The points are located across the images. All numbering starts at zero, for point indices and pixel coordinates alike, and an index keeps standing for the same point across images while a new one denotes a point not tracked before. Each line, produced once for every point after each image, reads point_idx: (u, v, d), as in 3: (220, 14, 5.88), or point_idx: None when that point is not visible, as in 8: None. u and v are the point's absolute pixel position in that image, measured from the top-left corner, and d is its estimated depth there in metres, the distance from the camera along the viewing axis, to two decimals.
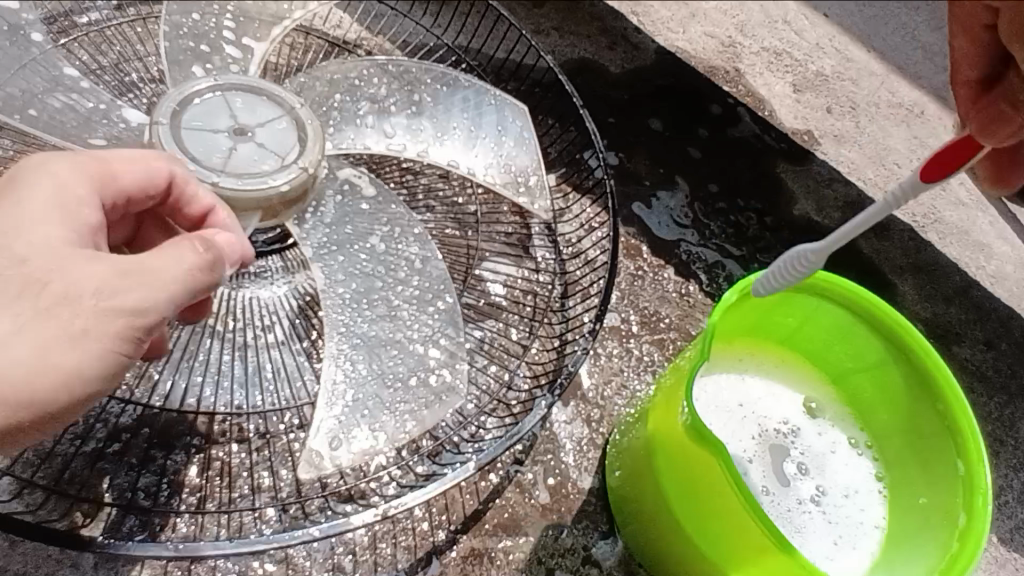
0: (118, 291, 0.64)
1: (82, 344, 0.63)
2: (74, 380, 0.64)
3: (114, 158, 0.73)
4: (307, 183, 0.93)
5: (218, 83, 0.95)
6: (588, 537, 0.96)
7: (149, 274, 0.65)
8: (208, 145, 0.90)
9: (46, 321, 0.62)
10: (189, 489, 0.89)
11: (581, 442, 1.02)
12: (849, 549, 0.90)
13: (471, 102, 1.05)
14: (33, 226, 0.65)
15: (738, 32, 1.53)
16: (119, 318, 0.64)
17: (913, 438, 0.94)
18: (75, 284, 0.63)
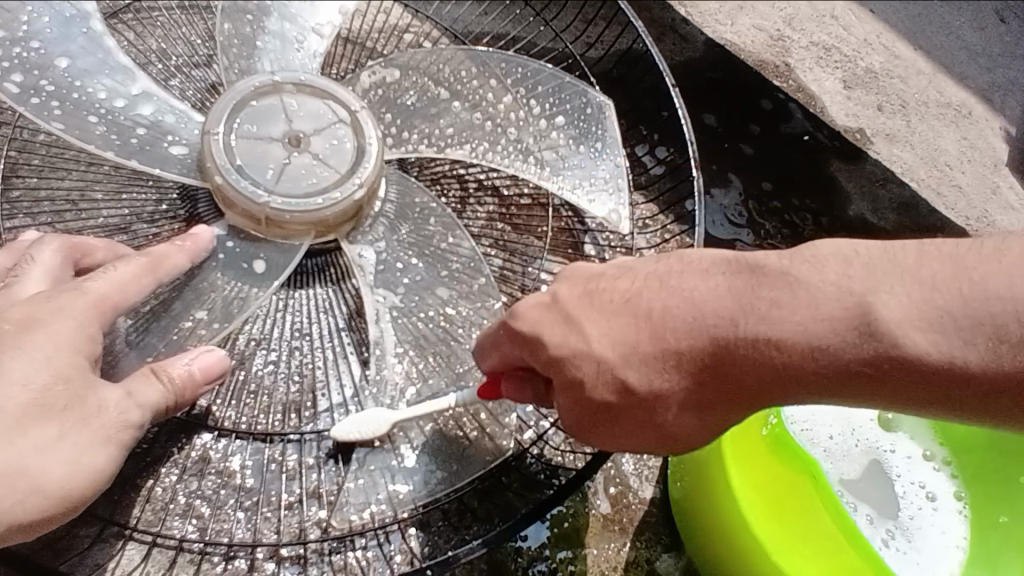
0: (132, 406, 0.71)
1: (105, 448, 0.68)
2: (96, 484, 0.68)
3: (103, 284, 0.73)
4: (362, 201, 0.90)
5: (277, 83, 0.92)
6: (652, 550, 0.92)
7: (115, 422, 0.69)
8: (264, 159, 0.89)
9: (81, 430, 0.67)
10: (243, 492, 0.85)
11: (642, 449, 0.97)
12: (922, 568, 0.87)
13: (548, 88, 0.98)
14: (68, 356, 0.68)
15: (787, 25, 1.41)
16: (130, 431, 0.71)
17: (990, 452, 0.89)
18: (75, 420, 0.67)
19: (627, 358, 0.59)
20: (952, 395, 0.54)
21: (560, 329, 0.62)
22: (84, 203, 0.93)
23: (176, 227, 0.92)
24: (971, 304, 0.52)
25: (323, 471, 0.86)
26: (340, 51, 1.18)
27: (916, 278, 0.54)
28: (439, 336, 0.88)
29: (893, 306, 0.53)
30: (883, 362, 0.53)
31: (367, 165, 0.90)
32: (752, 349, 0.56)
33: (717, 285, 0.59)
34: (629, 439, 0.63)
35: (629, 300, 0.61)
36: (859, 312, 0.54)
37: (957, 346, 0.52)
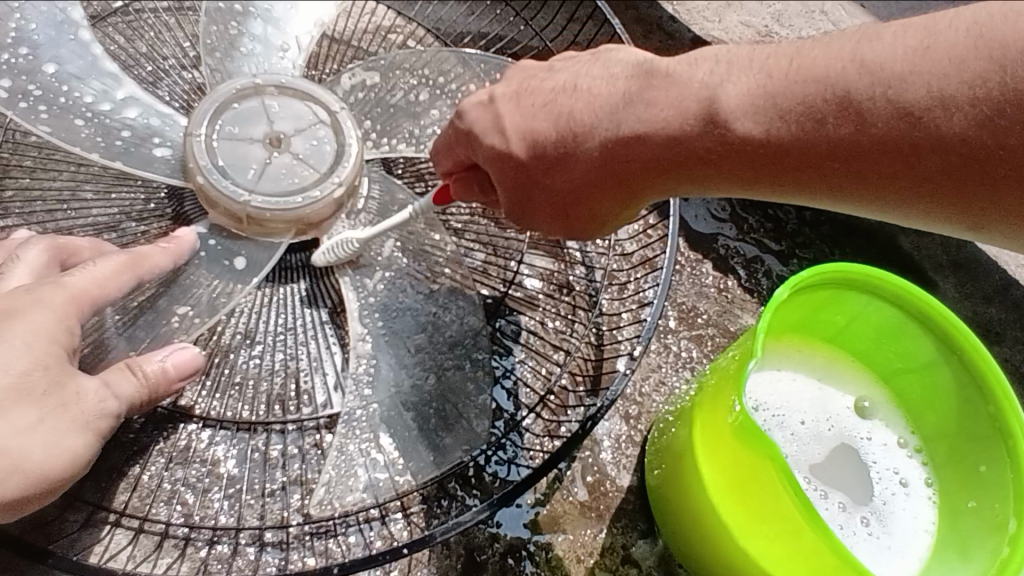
0: (109, 396, 0.75)
1: (82, 434, 0.72)
2: (74, 468, 0.71)
3: (82, 280, 0.77)
4: (340, 199, 0.93)
5: (258, 85, 0.95)
6: (627, 537, 0.95)
7: (90, 411, 0.72)
8: (246, 159, 0.92)
9: (58, 417, 0.70)
10: (227, 480, 0.88)
11: (620, 439, 1.00)
12: (897, 556, 0.88)
13: None
14: (46, 346, 0.72)
15: (775, 21, 1.43)
16: (106, 418, 0.74)
17: (959, 439, 0.91)
18: (50, 407, 0.70)
19: (534, 148, 0.65)
20: (779, 177, 0.59)
21: (484, 122, 0.69)
22: (75, 202, 0.96)
23: (162, 226, 0.97)
24: (793, 86, 0.57)
25: (306, 459, 0.90)
26: (329, 53, 1.21)
27: (758, 69, 0.59)
28: (416, 328, 0.90)
29: (734, 92, 0.59)
30: (722, 146, 0.59)
31: (346, 164, 0.93)
32: (625, 142, 0.62)
33: (616, 88, 0.64)
34: (546, 224, 0.72)
35: (550, 102, 0.66)
36: (705, 101, 0.59)
37: (773, 125, 0.57)
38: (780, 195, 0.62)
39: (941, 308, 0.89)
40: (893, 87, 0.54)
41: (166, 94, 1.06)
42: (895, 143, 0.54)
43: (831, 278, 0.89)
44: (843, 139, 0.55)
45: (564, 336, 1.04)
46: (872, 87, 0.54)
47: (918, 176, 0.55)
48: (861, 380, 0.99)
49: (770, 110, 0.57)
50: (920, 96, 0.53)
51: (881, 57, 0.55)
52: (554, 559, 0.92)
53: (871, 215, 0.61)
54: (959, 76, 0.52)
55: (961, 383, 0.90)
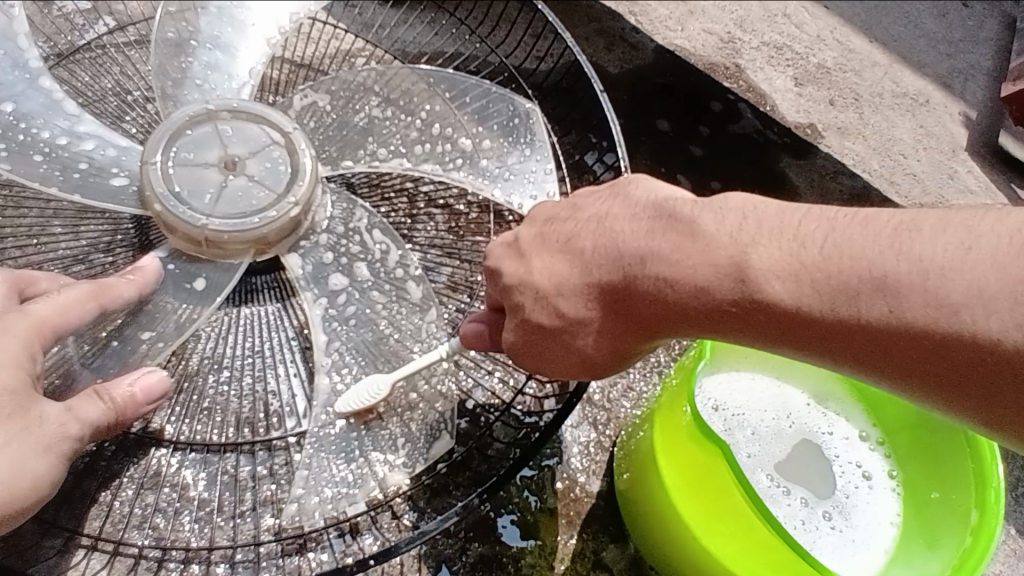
0: (71, 420, 0.77)
1: (46, 456, 0.75)
2: (41, 489, 0.75)
3: (47, 310, 0.81)
4: (298, 217, 0.95)
5: (210, 111, 0.97)
6: (598, 541, 0.96)
7: (50, 435, 0.75)
8: (202, 184, 0.94)
9: (22, 439, 0.74)
10: (198, 503, 0.89)
11: (588, 445, 1.02)
12: (862, 549, 0.90)
13: (478, 101, 1.03)
14: (13, 372, 0.75)
15: (738, 27, 1.47)
16: (68, 440, 0.77)
17: (919, 432, 0.93)
18: (15, 432, 0.73)
19: (560, 289, 0.67)
20: (794, 336, 0.59)
21: (510, 262, 0.72)
22: (44, 235, 0.99)
23: (132, 255, 1.00)
24: (826, 291, 0.57)
25: (277, 480, 0.91)
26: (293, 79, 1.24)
27: (793, 234, 0.59)
28: (383, 344, 0.92)
29: (766, 259, 0.58)
30: (747, 303, 0.59)
31: (301, 183, 0.96)
32: (650, 285, 0.62)
33: (639, 225, 0.65)
34: (552, 363, 0.71)
35: (569, 241, 0.68)
36: (738, 264, 0.59)
37: (809, 296, 0.57)
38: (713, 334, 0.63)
39: None
40: (933, 277, 0.54)
41: (133, 128, 1.10)
42: (892, 330, 0.55)
43: None
44: (877, 324, 0.55)
45: None
46: (889, 310, 0.55)
47: (942, 378, 0.55)
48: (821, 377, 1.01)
49: (838, 274, 0.57)
50: (948, 305, 0.53)
51: (918, 245, 0.55)
52: (525, 566, 0.93)
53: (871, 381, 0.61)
54: (968, 290, 0.53)
55: None
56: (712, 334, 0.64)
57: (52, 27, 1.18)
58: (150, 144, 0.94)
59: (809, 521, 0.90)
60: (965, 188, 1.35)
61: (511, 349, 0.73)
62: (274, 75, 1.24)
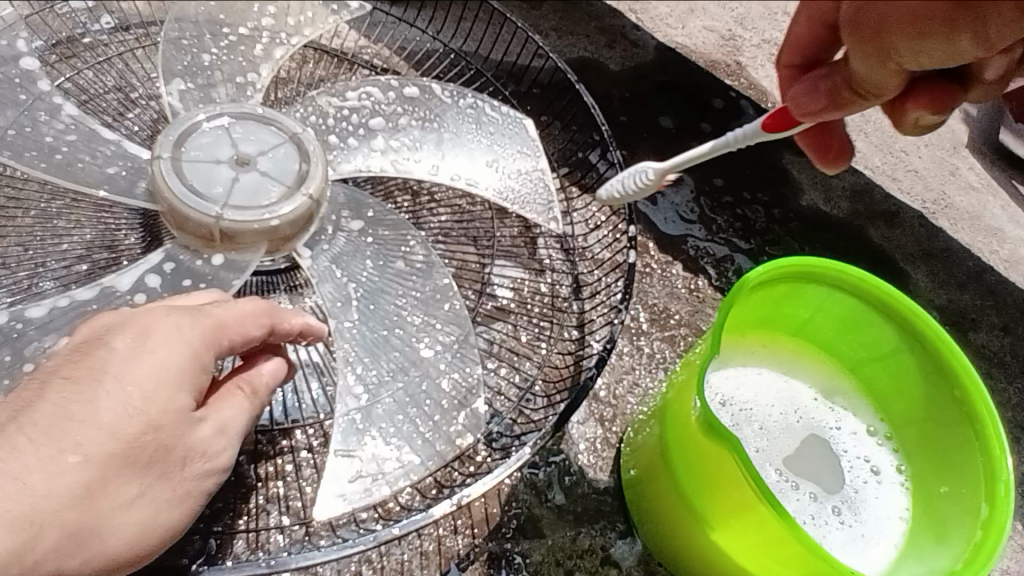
0: (223, 439, 0.71)
1: (185, 502, 0.68)
2: (167, 535, 0.67)
3: (226, 315, 0.73)
4: (310, 209, 0.95)
5: (218, 112, 0.97)
6: (606, 537, 0.95)
7: (211, 459, 0.70)
8: (212, 179, 0.93)
9: (162, 485, 0.66)
10: (203, 501, 0.89)
11: (595, 441, 1.01)
12: (872, 544, 0.89)
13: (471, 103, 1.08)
14: (163, 397, 0.66)
15: (738, 24, 1.48)
16: (216, 471, 0.70)
17: (928, 426, 0.93)
18: (172, 465, 0.67)
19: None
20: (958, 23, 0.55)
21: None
22: (48, 233, 1.00)
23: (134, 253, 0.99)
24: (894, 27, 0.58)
25: (285, 478, 0.91)
26: (294, 77, 1.24)
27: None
28: (392, 340, 0.94)
29: (915, 61, 0.59)
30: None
31: (312, 181, 0.96)
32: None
33: None
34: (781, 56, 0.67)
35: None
36: (982, 57, 0.58)
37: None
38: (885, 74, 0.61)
39: (901, 297, 0.91)
40: None
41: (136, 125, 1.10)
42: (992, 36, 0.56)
43: (786, 272, 0.91)
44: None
45: (536, 342, 1.06)
46: None
47: None
48: (828, 372, 1.01)
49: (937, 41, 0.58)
50: None
51: None
52: (534, 564, 0.92)
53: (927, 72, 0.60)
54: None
55: (924, 368, 0.92)
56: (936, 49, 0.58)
57: (51, 25, 1.17)
58: (157, 140, 0.94)
59: (818, 514, 0.90)
60: (968, 184, 1.34)
61: None
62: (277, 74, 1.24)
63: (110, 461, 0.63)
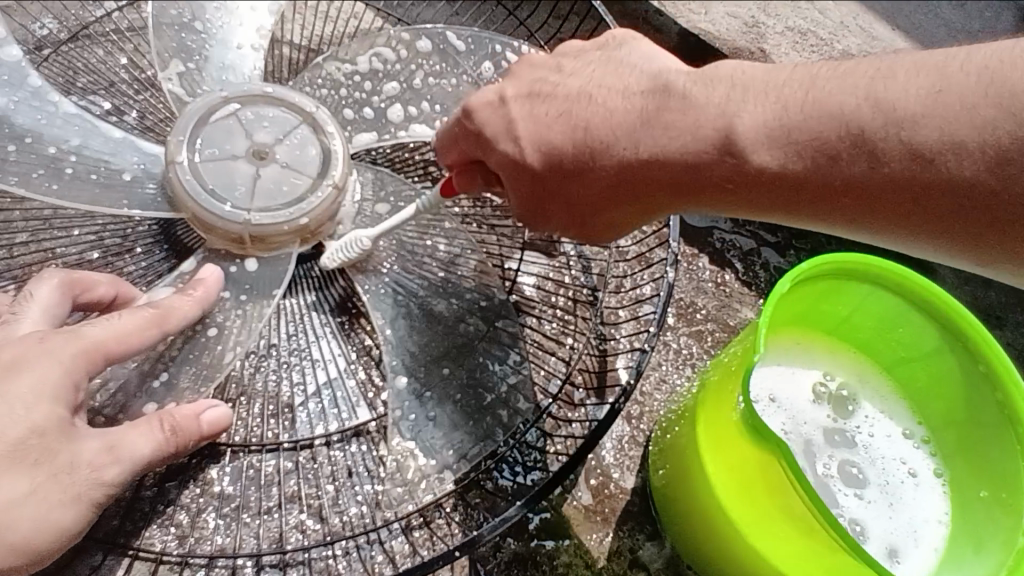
0: (108, 466, 0.69)
1: (72, 509, 0.68)
2: (60, 541, 0.68)
3: (104, 333, 0.72)
4: (338, 198, 0.92)
5: (226, 103, 0.93)
6: (634, 539, 0.93)
7: (94, 480, 0.68)
8: (233, 178, 0.90)
9: (49, 493, 0.66)
10: (222, 499, 0.86)
11: (622, 440, 0.98)
12: (908, 549, 0.87)
13: (494, 65, 1.01)
14: (48, 407, 0.67)
15: (761, 12, 1.43)
16: (100, 491, 0.69)
17: (968, 428, 0.90)
18: (33, 487, 0.66)
19: (534, 143, 0.68)
20: (793, 202, 0.62)
21: (489, 117, 0.71)
22: (58, 220, 0.96)
23: (149, 241, 0.95)
24: (648, 112, 0.65)
25: (302, 476, 0.88)
26: (307, 56, 1.19)
27: (794, 98, 0.61)
28: (417, 334, 0.91)
29: (756, 115, 0.61)
30: (736, 171, 0.62)
31: (336, 168, 0.92)
32: (639, 162, 0.65)
33: (631, 104, 0.66)
34: (580, 217, 0.71)
35: (553, 122, 0.68)
36: (725, 127, 0.61)
37: (789, 154, 0.60)
38: (557, 224, 0.73)
39: (946, 297, 0.88)
40: (907, 128, 0.57)
41: (147, 106, 1.06)
42: (909, 177, 0.57)
43: (836, 268, 0.89)
44: (858, 178, 0.59)
45: (560, 335, 1.04)
46: (897, 153, 0.57)
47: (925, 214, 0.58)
48: (865, 372, 0.98)
49: (675, 114, 0.64)
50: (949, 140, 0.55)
51: (892, 89, 0.58)
52: (561, 565, 0.90)
53: (856, 235, 0.64)
54: (969, 121, 0.55)
55: (965, 370, 0.89)
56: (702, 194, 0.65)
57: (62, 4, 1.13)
58: (171, 146, 0.90)
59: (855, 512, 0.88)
60: None
61: (518, 201, 0.73)
62: (292, 55, 1.19)
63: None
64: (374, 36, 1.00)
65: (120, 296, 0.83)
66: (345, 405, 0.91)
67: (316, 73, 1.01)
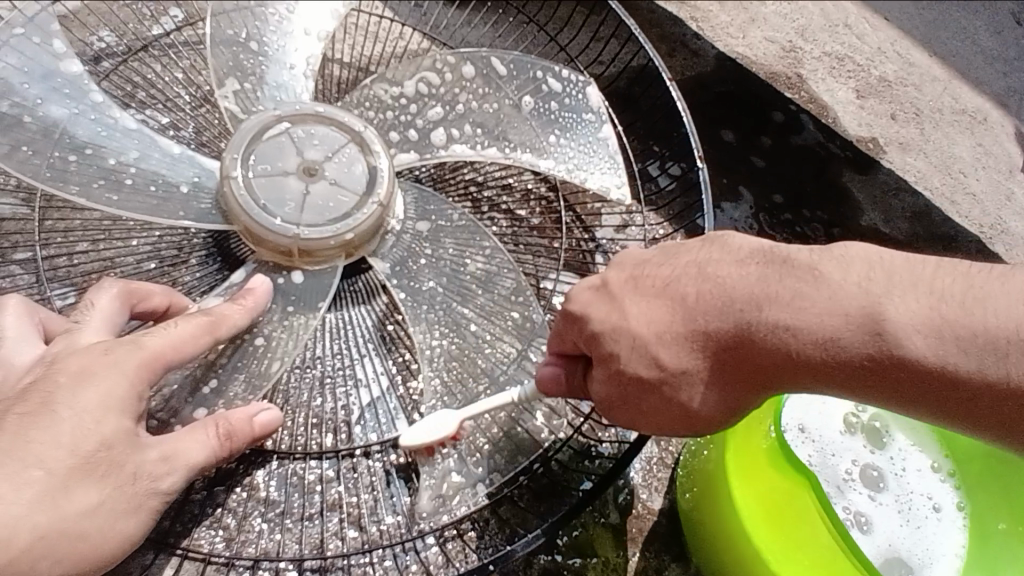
0: (167, 471, 0.73)
1: (137, 515, 0.72)
2: (125, 546, 0.72)
3: (163, 343, 0.75)
4: (382, 215, 0.95)
5: (278, 120, 0.97)
6: (661, 559, 0.95)
7: (155, 486, 0.73)
8: (283, 193, 0.94)
9: (117, 498, 0.70)
10: (267, 504, 0.89)
11: (650, 461, 1.00)
12: None
13: (534, 92, 1.05)
14: (115, 417, 0.71)
15: (799, 36, 1.39)
16: (159, 495, 0.73)
17: (993, 465, 0.90)
18: (101, 494, 0.70)
19: (659, 336, 0.66)
20: (879, 385, 0.62)
21: (601, 310, 0.70)
22: (118, 230, 1.00)
23: (201, 253, 0.99)
24: (769, 290, 0.64)
25: (343, 484, 0.91)
26: (353, 74, 1.23)
27: (925, 289, 0.61)
28: (455, 351, 0.93)
29: (903, 311, 0.60)
30: (884, 359, 0.60)
31: (381, 186, 0.96)
32: (774, 336, 0.63)
33: (748, 271, 0.66)
34: (653, 413, 0.69)
35: (667, 285, 0.68)
36: (872, 313, 0.61)
37: (918, 343, 0.59)
38: (653, 424, 0.70)
39: None
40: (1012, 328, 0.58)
41: (203, 122, 1.10)
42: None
43: None
44: (957, 374, 0.59)
45: None
46: (978, 368, 0.59)
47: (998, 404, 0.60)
48: None
49: (808, 287, 0.63)
50: None
51: (986, 295, 0.60)
52: None
53: (919, 417, 0.64)
54: None
55: None
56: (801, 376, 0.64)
57: (124, 19, 1.18)
58: (227, 161, 0.93)
59: (878, 539, 0.90)
60: None
61: (599, 400, 0.72)
62: (339, 72, 1.22)
63: (67, 477, 0.68)
64: (420, 59, 1.04)
65: (173, 306, 0.86)
66: (386, 420, 0.94)
67: (363, 94, 1.04)
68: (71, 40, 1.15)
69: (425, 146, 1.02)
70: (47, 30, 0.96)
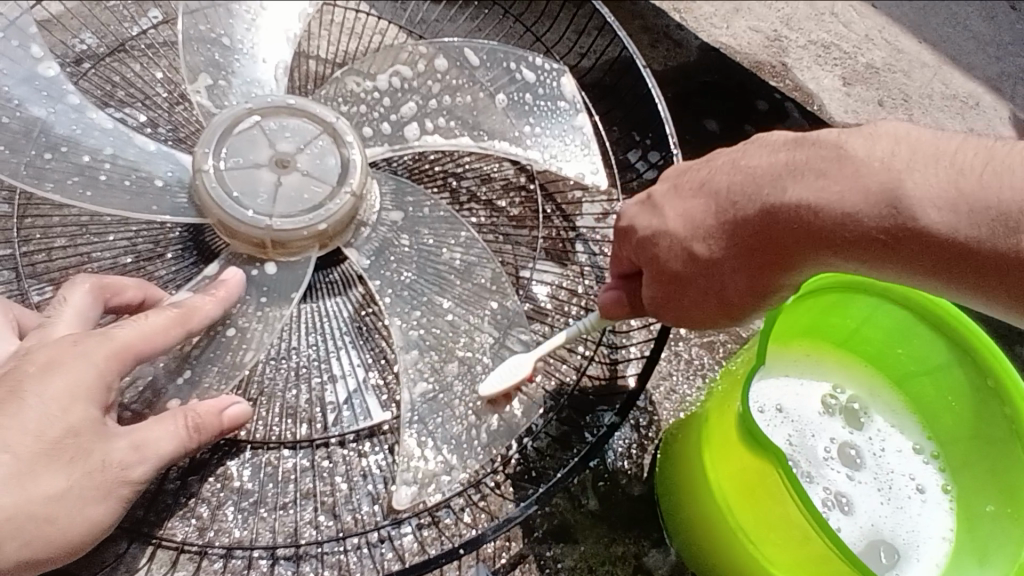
0: (136, 461, 0.74)
1: (104, 502, 0.72)
2: (95, 532, 0.73)
3: (131, 334, 0.76)
4: (355, 206, 0.96)
5: (251, 114, 0.98)
6: (640, 545, 0.94)
7: (122, 475, 0.73)
8: (256, 186, 0.95)
9: (83, 485, 0.71)
10: (242, 494, 0.90)
11: (631, 447, 1.00)
12: (911, 562, 0.88)
13: (506, 83, 1.05)
14: (80, 405, 0.72)
15: (785, 25, 1.39)
16: (127, 484, 0.73)
17: (980, 444, 0.89)
18: (68, 480, 0.71)
19: (695, 231, 0.68)
20: (917, 260, 0.62)
21: (645, 216, 0.73)
22: (95, 226, 1.01)
23: (176, 247, 1.00)
24: (792, 171, 0.65)
25: (317, 474, 0.92)
26: (332, 69, 1.24)
27: (947, 161, 0.61)
28: (431, 340, 0.93)
29: (923, 183, 0.60)
30: (899, 230, 0.61)
31: (354, 176, 0.96)
32: (794, 214, 0.64)
33: (777, 158, 0.67)
34: (691, 306, 0.72)
35: (704, 184, 0.70)
36: (891, 187, 0.61)
37: (932, 215, 0.60)
38: (697, 314, 0.73)
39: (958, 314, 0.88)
40: None
41: (180, 119, 1.12)
42: None
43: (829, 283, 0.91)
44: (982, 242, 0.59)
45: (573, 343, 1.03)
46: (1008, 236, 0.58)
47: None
48: (874, 382, 0.98)
49: (830, 165, 0.64)
50: None
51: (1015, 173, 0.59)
52: (565, 569, 0.92)
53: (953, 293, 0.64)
54: None
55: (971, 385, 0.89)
56: (831, 254, 0.64)
57: (105, 19, 1.20)
58: (198, 156, 0.94)
59: (859, 519, 0.89)
60: None
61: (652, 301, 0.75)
62: (317, 67, 1.24)
63: (34, 462, 0.70)
64: (395, 52, 1.04)
65: (147, 300, 0.87)
66: (363, 410, 0.95)
67: (336, 88, 1.04)
68: (52, 43, 1.17)
69: (397, 137, 1.03)
70: (24, 30, 0.97)
